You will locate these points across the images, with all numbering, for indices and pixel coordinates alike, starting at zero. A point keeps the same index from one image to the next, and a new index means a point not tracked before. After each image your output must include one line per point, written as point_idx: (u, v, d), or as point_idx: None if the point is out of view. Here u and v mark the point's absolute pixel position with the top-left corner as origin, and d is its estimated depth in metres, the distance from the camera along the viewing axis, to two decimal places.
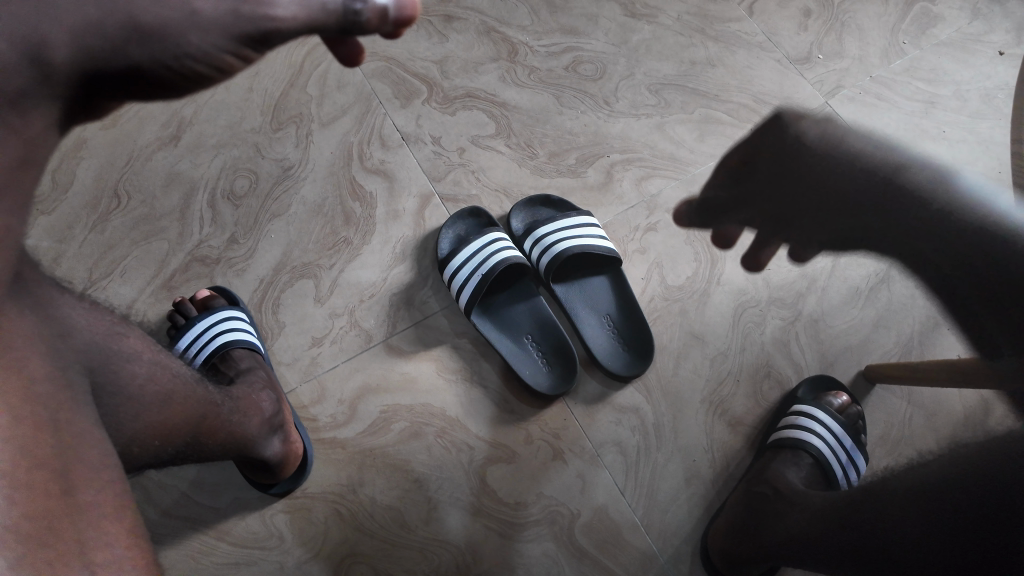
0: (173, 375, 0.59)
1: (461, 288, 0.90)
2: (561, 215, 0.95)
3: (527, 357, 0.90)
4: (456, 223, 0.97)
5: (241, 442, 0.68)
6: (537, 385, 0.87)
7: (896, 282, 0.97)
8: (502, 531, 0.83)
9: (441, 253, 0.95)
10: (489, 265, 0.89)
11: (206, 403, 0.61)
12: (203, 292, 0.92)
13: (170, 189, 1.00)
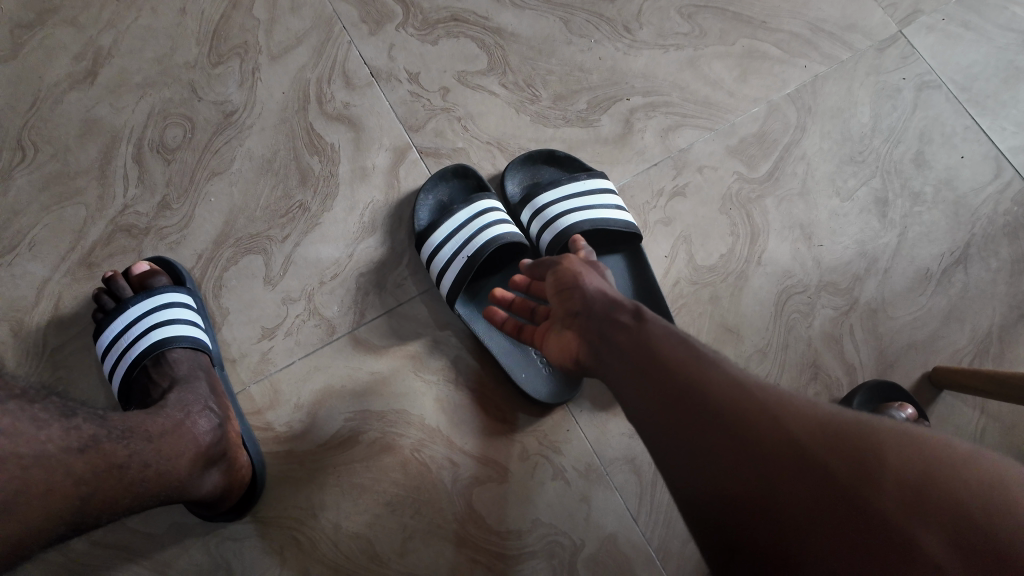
0: (22, 464, 0.47)
1: (442, 273, 0.73)
2: (566, 179, 0.77)
3: (523, 356, 0.74)
4: (437, 187, 0.79)
5: (159, 497, 0.56)
6: (533, 393, 0.72)
7: (974, 265, 0.80)
8: (491, 567, 0.70)
9: (418, 226, 0.78)
10: (479, 245, 0.72)
11: (92, 477, 0.50)
12: (142, 265, 0.75)
13: (86, 140, 0.81)
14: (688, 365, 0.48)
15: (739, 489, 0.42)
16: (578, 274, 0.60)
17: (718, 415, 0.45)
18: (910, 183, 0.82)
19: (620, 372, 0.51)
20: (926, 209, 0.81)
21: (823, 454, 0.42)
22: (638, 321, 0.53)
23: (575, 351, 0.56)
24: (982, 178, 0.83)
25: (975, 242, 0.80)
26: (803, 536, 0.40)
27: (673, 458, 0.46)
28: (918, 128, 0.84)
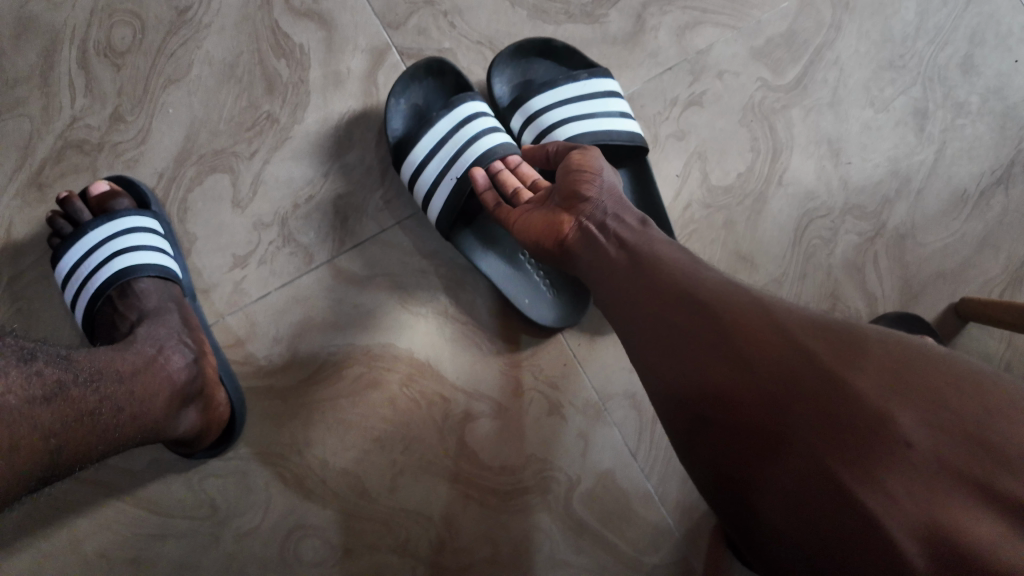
0: None
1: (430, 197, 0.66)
2: (564, 77, 0.68)
3: (525, 281, 0.69)
4: (412, 89, 0.70)
5: (134, 441, 0.51)
6: (543, 320, 0.68)
7: (1016, 184, 0.72)
8: (485, 502, 0.68)
9: (393, 135, 0.69)
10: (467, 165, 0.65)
11: (61, 429, 0.43)
12: (100, 185, 0.67)
13: (22, 41, 0.71)
14: (683, 265, 0.46)
15: (710, 373, 0.40)
16: (591, 156, 0.55)
17: (698, 301, 0.43)
18: (955, 91, 0.73)
19: (612, 265, 0.49)
20: (970, 121, 0.73)
21: (805, 343, 0.38)
22: (642, 224, 0.51)
23: (566, 232, 0.54)
24: None
25: (1020, 160, 0.73)
26: (763, 410, 0.37)
27: (651, 346, 0.44)
28: (970, 27, 0.73)
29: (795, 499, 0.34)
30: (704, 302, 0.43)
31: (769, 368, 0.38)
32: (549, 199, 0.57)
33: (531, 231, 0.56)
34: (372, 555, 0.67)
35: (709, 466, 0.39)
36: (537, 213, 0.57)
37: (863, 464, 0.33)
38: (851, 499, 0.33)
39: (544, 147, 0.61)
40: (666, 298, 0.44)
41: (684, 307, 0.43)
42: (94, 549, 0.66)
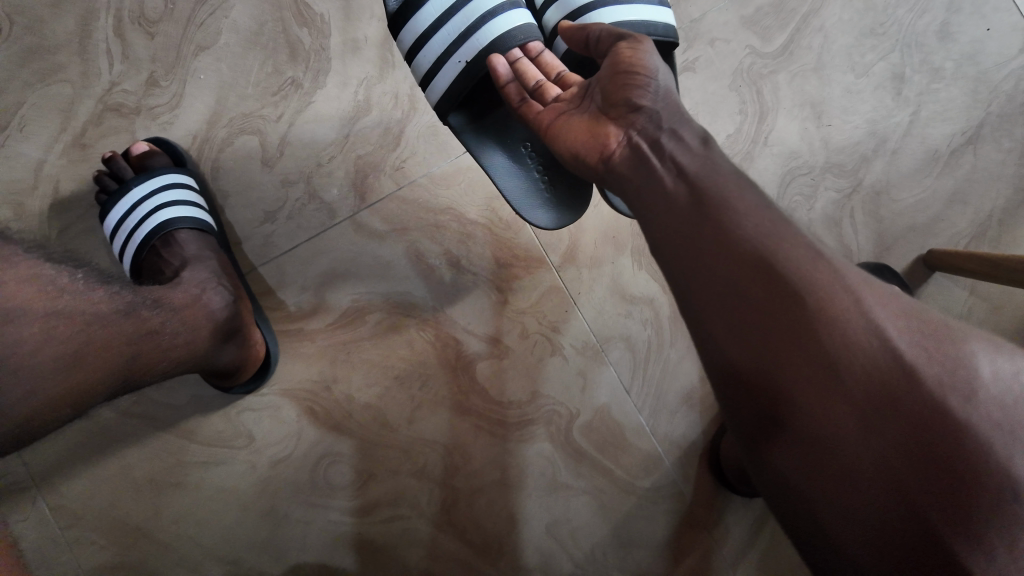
0: (85, 321, 0.45)
1: (433, 70, 0.61)
2: None
3: (520, 173, 0.67)
4: None
5: (187, 363, 0.58)
6: (529, 217, 0.64)
7: (985, 144, 0.78)
8: (494, 432, 0.75)
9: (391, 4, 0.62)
10: (485, 37, 0.59)
11: (138, 339, 0.49)
12: (140, 146, 0.74)
13: (62, 11, 0.76)
14: (769, 220, 0.39)
15: (805, 371, 0.34)
16: (643, 50, 0.48)
17: (790, 278, 0.37)
18: (931, 57, 0.78)
19: (673, 209, 0.42)
20: (944, 86, 0.78)
21: (913, 360, 0.35)
22: (703, 143, 0.45)
23: (612, 149, 0.48)
24: (1008, 52, 0.78)
25: (989, 121, 0.78)
26: (858, 422, 0.33)
27: (722, 319, 0.37)
28: None
29: (881, 523, 0.32)
30: (792, 273, 0.37)
31: (868, 372, 0.34)
32: (591, 102, 0.51)
33: (572, 140, 0.51)
34: (394, 479, 0.75)
35: (778, 468, 0.35)
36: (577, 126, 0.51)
37: (962, 506, 0.32)
38: (952, 559, 0.31)
39: (583, 30, 0.53)
40: (748, 260, 0.38)
41: (770, 279, 0.37)
42: (144, 474, 0.74)
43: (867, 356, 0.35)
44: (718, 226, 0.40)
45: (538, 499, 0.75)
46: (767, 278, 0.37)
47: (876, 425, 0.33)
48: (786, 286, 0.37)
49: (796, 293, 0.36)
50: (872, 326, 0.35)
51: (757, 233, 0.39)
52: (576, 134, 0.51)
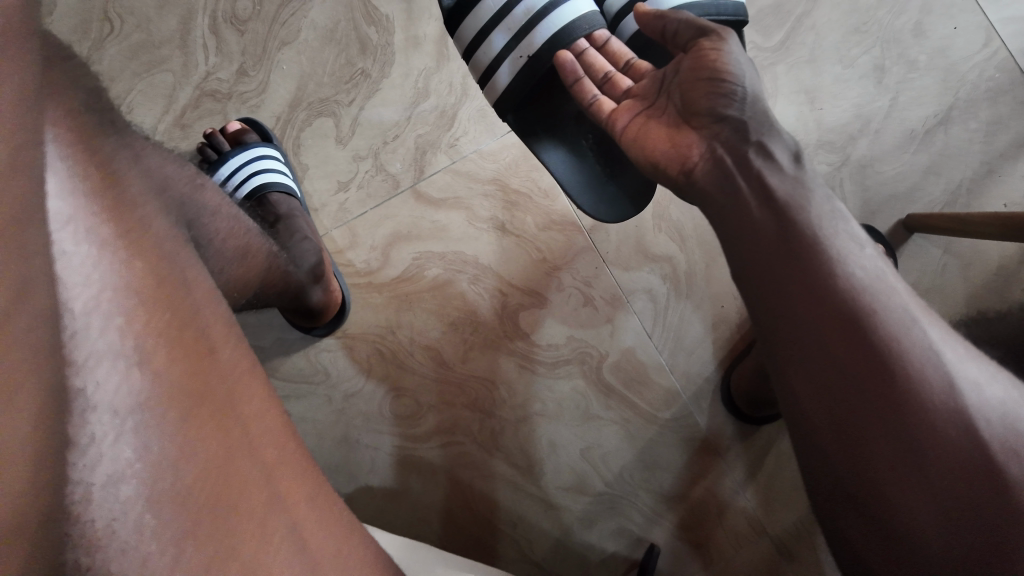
0: (249, 233, 0.58)
1: (494, 66, 0.71)
2: None
3: (581, 167, 0.78)
4: None
5: (290, 290, 0.71)
6: (592, 210, 0.77)
7: (954, 125, 0.91)
8: (536, 370, 0.88)
9: (448, 3, 0.72)
10: (546, 29, 0.68)
11: (269, 260, 0.62)
12: (233, 124, 0.87)
13: (165, 12, 0.89)
14: (857, 267, 0.45)
15: (880, 447, 0.40)
16: (724, 54, 0.55)
17: (879, 355, 0.41)
18: (907, 51, 0.92)
19: (759, 243, 0.49)
20: (919, 76, 0.91)
21: (988, 437, 0.39)
22: (788, 162, 0.53)
23: (693, 159, 0.56)
24: (973, 47, 0.92)
25: (958, 105, 0.91)
26: (922, 507, 0.38)
27: (810, 381, 0.43)
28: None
29: None
30: (886, 350, 0.41)
31: (942, 460, 0.38)
32: (672, 108, 0.60)
33: (653, 145, 0.60)
34: (450, 410, 0.87)
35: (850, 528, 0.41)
36: (663, 134, 0.59)
37: None
38: None
39: (660, 20, 0.60)
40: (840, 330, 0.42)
41: (862, 354, 0.41)
42: None
43: (945, 446, 0.38)
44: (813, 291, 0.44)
45: (574, 427, 0.87)
46: (857, 348, 0.42)
47: (945, 510, 0.38)
48: (875, 359, 0.41)
49: (886, 373, 0.40)
50: (956, 413, 0.39)
51: (854, 301, 0.43)
52: (666, 138, 0.59)
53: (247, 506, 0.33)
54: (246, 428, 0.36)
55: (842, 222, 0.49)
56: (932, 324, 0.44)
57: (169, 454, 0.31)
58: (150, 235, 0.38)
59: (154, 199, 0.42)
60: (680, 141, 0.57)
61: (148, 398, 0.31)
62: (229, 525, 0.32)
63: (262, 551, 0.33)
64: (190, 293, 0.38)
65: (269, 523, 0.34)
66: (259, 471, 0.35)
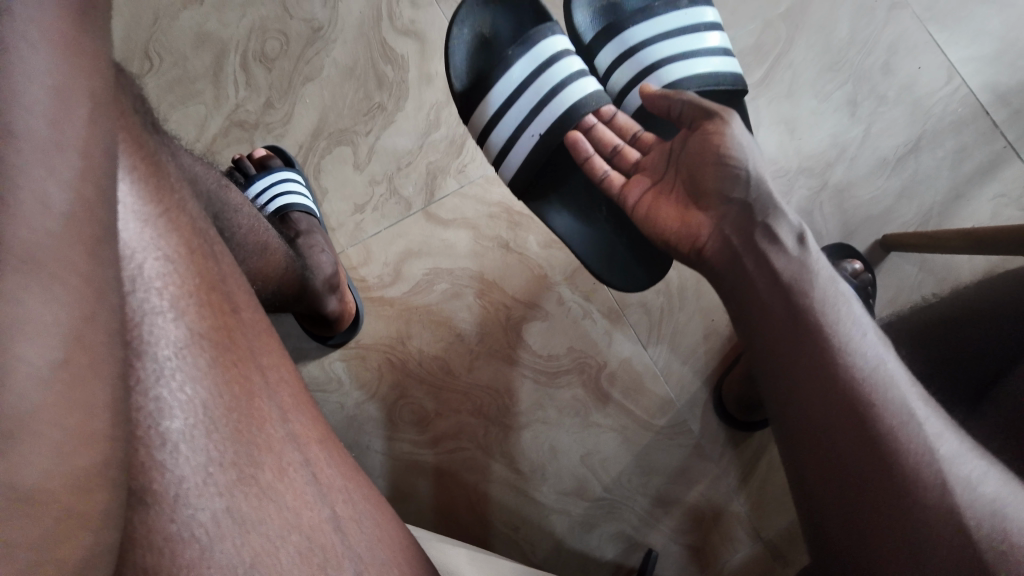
0: (269, 232, 0.65)
1: (508, 146, 0.77)
2: (660, 7, 0.76)
3: (595, 238, 0.80)
4: (471, 19, 0.78)
5: (307, 296, 0.77)
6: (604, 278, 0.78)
7: (923, 154, 0.99)
8: (537, 379, 0.93)
9: (457, 83, 0.78)
10: (556, 108, 0.74)
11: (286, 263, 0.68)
12: (259, 151, 0.94)
13: (201, 51, 0.98)
14: (861, 354, 0.48)
15: (868, 519, 0.43)
16: (726, 138, 0.60)
17: (871, 431, 0.44)
18: (877, 87, 1.00)
19: (772, 329, 0.52)
20: (888, 109, 1.00)
21: (970, 525, 0.40)
22: (793, 243, 0.56)
23: (703, 238, 0.61)
24: (937, 84, 1.00)
25: (925, 136, 0.99)
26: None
27: (813, 450, 0.47)
28: (887, 41, 1.01)
29: None
30: (877, 426, 0.44)
31: (923, 537, 0.40)
32: (682, 189, 0.65)
33: (666, 224, 0.65)
34: (456, 416, 0.92)
35: None
36: (674, 214, 0.64)
37: None
38: None
39: (665, 101, 0.66)
40: (837, 404, 0.46)
41: (855, 429, 0.45)
42: None
43: (925, 526, 0.41)
44: (815, 366, 0.48)
45: (574, 434, 0.92)
46: (852, 423, 0.45)
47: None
48: (868, 434, 0.44)
49: (876, 449, 0.44)
50: (942, 498, 0.41)
51: (852, 379, 0.47)
52: (680, 217, 0.63)
53: (268, 441, 0.35)
54: (264, 373, 0.38)
55: (845, 305, 0.52)
56: (933, 411, 0.46)
57: (202, 393, 0.34)
58: (184, 211, 0.40)
59: (184, 181, 0.44)
60: (689, 220, 0.62)
61: (183, 344, 0.34)
62: (250, 463, 0.34)
63: (280, 482, 0.35)
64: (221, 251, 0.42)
65: (285, 459, 0.36)
66: (275, 409, 0.37)
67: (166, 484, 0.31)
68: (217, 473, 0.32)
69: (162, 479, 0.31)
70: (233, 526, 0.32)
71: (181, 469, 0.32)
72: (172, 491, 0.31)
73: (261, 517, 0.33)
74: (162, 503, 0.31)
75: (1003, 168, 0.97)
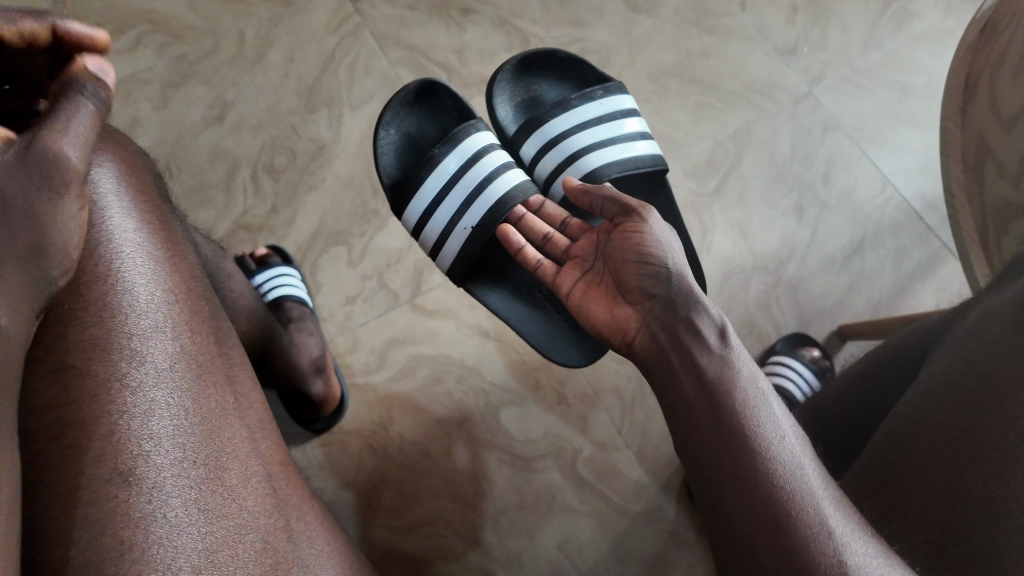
0: (250, 295, 0.75)
1: (443, 239, 0.81)
2: (574, 100, 0.85)
3: (540, 317, 0.83)
4: (399, 119, 0.85)
5: (290, 368, 0.84)
6: (554, 356, 0.80)
7: (867, 253, 1.09)
8: (514, 464, 0.95)
9: (385, 174, 0.84)
10: (484, 202, 0.79)
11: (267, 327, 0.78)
12: (260, 249, 1.03)
13: (216, 164, 1.09)
14: (778, 455, 0.50)
15: None
16: (647, 236, 0.64)
17: (783, 523, 0.46)
18: (820, 196, 1.12)
19: (699, 429, 0.54)
20: (832, 214, 1.11)
21: None
22: (719, 338, 0.58)
23: (631, 331, 0.64)
24: (873, 193, 1.12)
25: (868, 237, 1.10)
26: None
27: (738, 541, 0.49)
28: (825, 156, 1.14)
29: None
30: (792, 519, 0.46)
31: None
32: (609, 283, 0.68)
33: (595, 314, 0.68)
34: (433, 502, 0.93)
35: None
36: (606, 305, 0.67)
37: None
38: None
39: (588, 195, 0.71)
40: (759, 498, 0.48)
41: (772, 520, 0.47)
42: None
43: None
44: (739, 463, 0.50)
45: (551, 520, 0.93)
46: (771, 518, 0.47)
47: None
48: (783, 527, 0.46)
49: (791, 542, 0.45)
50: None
51: (768, 473, 0.49)
52: (610, 307, 0.67)
53: (234, 452, 0.43)
54: (237, 397, 0.47)
55: (765, 405, 0.54)
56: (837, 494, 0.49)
57: (185, 400, 0.42)
58: (186, 262, 0.50)
59: (189, 243, 0.53)
60: (619, 311, 0.65)
61: (176, 363, 0.43)
62: (222, 461, 0.42)
63: (241, 487, 0.42)
64: (213, 304, 0.51)
65: (249, 466, 0.44)
66: (241, 426, 0.45)
67: (148, 473, 0.38)
68: (189, 469, 0.39)
69: (145, 467, 0.38)
70: (200, 515, 0.38)
71: (162, 462, 0.39)
72: (152, 480, 0.38)
73: (222, 512, 0.40)
74: (140, 488, 0.37)
75: (940, 265, 1.08)
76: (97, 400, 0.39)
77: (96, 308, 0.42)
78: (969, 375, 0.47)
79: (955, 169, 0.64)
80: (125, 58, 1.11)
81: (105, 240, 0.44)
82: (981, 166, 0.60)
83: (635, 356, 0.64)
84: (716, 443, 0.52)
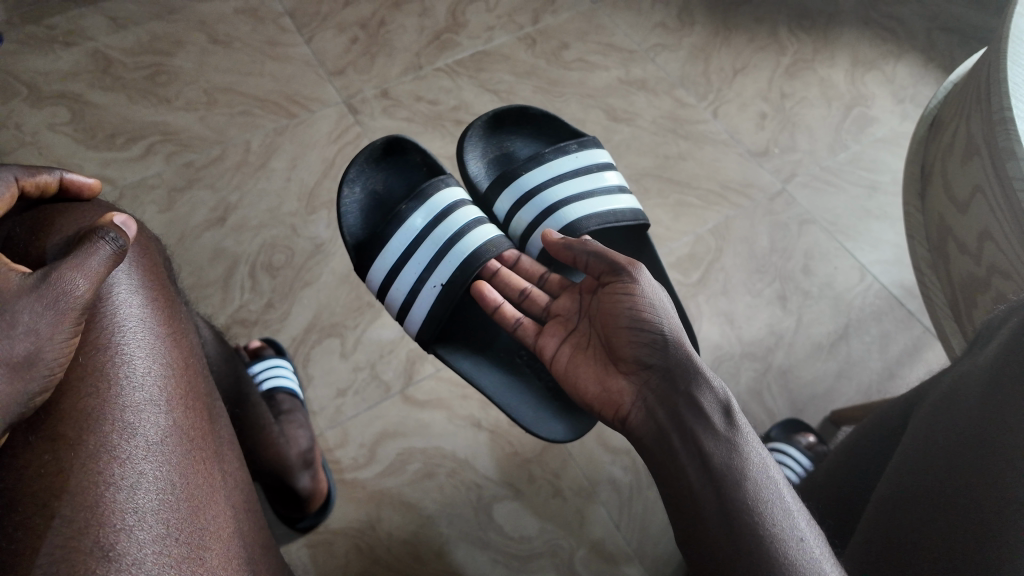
0: (233, 363, 0.76)
1: (410, 298, 0.82)
2: (548, 153, 0.90)
3: (513, 386, 0.82)
4: (366, 178, 0.90)
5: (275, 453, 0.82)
6: (535, 428, 0.79)
7: (853, 339, 1.11)
8: (508, 563, 0.92)
9: (349, 227, 0.87)
10: (452, 259, 0.81)
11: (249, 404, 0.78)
12: (254, 342, 1.05)
13: (216, 263, 1.12)
14: (783, 537, 0.49)
15: None
16: (639, 301, 0.65)
17: None
18: (801, 285, 1.16)
19: (706, 514, 0.53)
20: (814, 302, 1.14)
21: None
22: (727, 419, 0.57)
23: (626, 407, 0.64)
24: (852, 281, 1.16)
25: (852, 322, 1.13)
26: None
27: None
28: (803, 248, 1.19)
29: None
30: None
31: None
32: (599, 355, 0.69)
33: (585, 386, 0.68)
34: None
35: None
36: (598, 376, 0.67)
37: None
38: None
39: (570, 253, 0.73)
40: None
41: None
42: None
43: None
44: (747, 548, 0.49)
45: None
46: None
47: None
48: None
49: None
50: None
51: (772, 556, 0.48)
52: (601, 379, 0.67)
53: (217, 530, 0.43)
54: (224, 476, 0.47)
55: (780, 498, 0.52)
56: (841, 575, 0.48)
57: (172, 475, 0.41)
58: (186, 338, 0.51)
59: (188, 320, 0.55)
60: (614, 383, 0.66)
61: (168, 437, 0.43)
62: (203, 539, 0.41)
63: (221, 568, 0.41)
64: (206, 378, 0.52)
65: (230, 549, 0.43)
66: (225, 503, 0.45)
67: (129, 550, 0.37)
68: (171, 547, 0.39)
69: (126, 543, 0.37)
70: None
71: (144, 538, 0.38)
72: (131, 556, 0.37)
73: None
74: (120, 565, 0.37)
75: (925, 349, 1.10)
76: (87, 471, 0.39)
77: (94, 380, 0.42)
78: (964, 444, 0.47)
79: (920, 249, 0.69)
80: (137, 167, 1.18)
81: (108, 314, 0.45)
82: (945, 245, 0.64)
83: (629, 432, 0.64)
84: (723, 525, 0.52)
